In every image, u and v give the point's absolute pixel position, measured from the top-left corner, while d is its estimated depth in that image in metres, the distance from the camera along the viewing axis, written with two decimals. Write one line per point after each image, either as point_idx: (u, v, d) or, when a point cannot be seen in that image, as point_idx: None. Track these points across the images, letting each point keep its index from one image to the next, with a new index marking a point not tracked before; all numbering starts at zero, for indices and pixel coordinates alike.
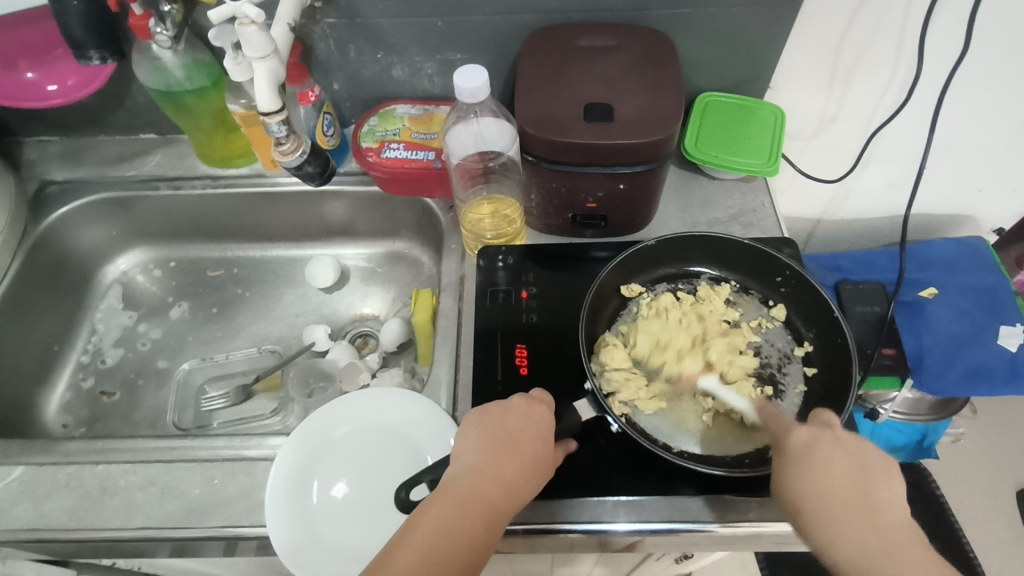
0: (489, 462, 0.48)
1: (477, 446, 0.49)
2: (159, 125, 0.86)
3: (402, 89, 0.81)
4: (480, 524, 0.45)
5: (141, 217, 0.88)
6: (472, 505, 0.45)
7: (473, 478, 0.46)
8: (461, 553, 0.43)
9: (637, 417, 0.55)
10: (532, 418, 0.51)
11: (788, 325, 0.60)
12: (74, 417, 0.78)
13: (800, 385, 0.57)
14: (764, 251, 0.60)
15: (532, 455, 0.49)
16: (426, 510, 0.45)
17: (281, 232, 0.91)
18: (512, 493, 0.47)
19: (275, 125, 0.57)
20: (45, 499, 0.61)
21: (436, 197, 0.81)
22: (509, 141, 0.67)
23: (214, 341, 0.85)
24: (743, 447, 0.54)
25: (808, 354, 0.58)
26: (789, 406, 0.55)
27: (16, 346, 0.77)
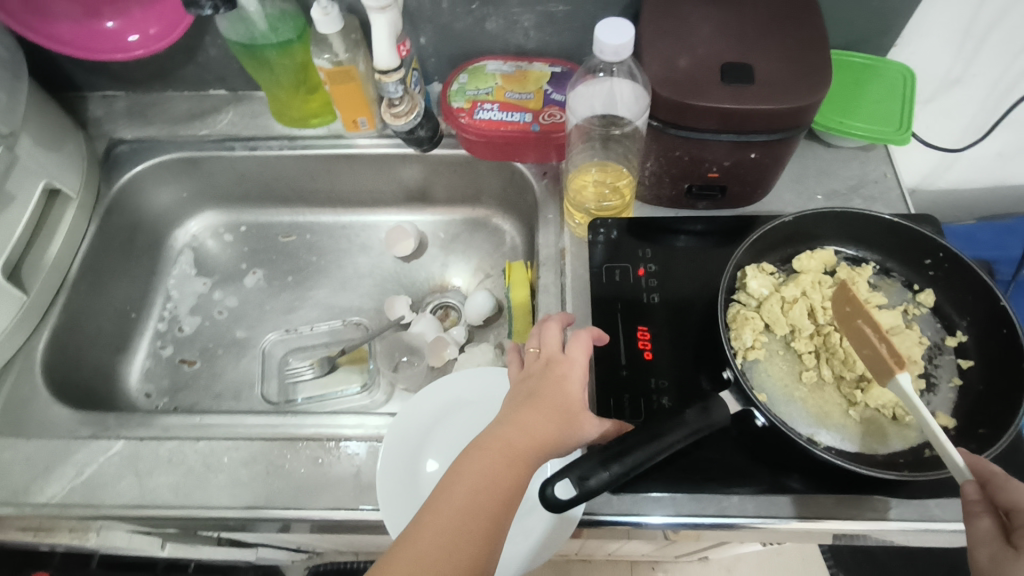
0: (525, 407, 0.47)
1: (514, 396, 0.48)
2: (230, 81, 0.81)
3: (494, 43, 0.75)
4: (523, 459, 0.44)
5: (213, 178, 0.84)
6: (507, 457, 0.44)
7: (509, 424, 0.46)
8: (498, 495, 0.43)
9: (779, 409, 0.51)
10: (564, 362, 0.50)
11: (936, 312, 0.56)
12: (155, 386, 0.77)
13: (955, 378, 0.52)
14: (916, 232, 0.55)
15: (570, 395, 0.48)
16: (466, 462, 0.44)
17: (356, 197, 0.87)
18: (547, 449, 0.45)
19: (393, 83, 0.57)
20: (147, 474, 0.60)
21: (528, 161, 0.75)
22: (638, 112, 0.60)
23: (292, 310, 0.82)
24: (895, 446, 0.50)
25: (962, 344, 0.54)
26: (942, 402, 0.52)
27: (95, 313, 0.75)
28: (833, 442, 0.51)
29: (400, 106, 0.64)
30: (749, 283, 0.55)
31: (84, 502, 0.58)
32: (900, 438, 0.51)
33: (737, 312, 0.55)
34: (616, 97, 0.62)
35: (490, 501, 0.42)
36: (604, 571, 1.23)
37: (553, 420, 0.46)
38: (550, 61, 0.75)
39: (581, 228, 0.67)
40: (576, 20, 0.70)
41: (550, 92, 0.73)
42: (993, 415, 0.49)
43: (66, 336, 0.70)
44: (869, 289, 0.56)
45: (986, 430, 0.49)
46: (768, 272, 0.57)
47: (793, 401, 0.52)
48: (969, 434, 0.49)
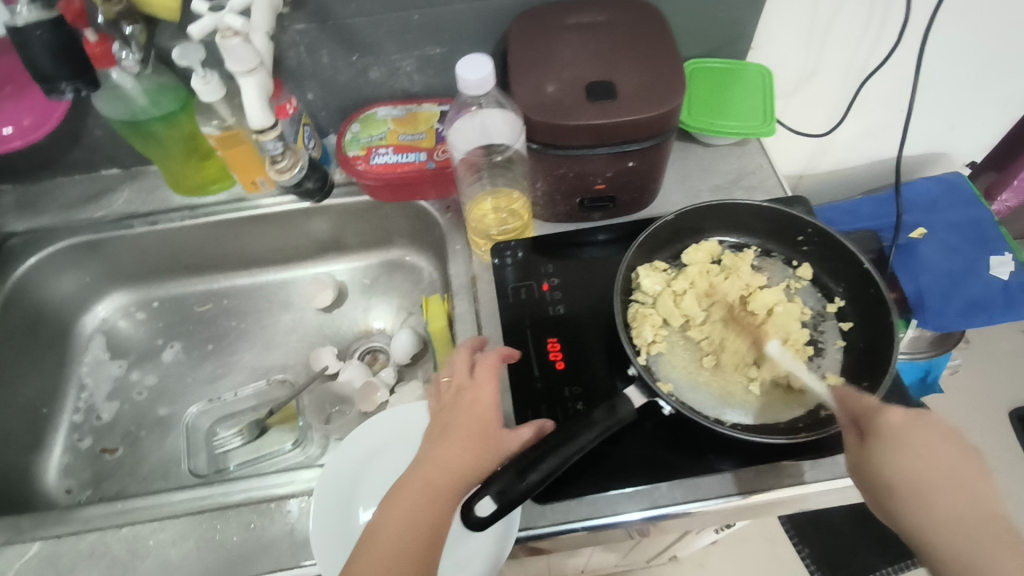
0: (441, 441, 0.49)
1: (431, 431, 0.50)
2: (122, 159, 0.80)
3: (380, 90, 0.77)
4: (443, 495, 0.46)
5: (116, 258, 0.82)
6: (427, 496, 0.46)
7: (426, 461, 0.47)
8: (421, 533, 0.45)
9: (683, 395, 0.54)
10: (472, 389, 0.52)
11: (816, 283, 0.60)
12: (77, 480, 0.73)
13: (839, 340, 0.57)
14: (784, 212, 0.60)
15: (483, 421, 0.50)
16: (390, 506, 0.46)
17: (268, 256, 0.87)
18: (465, 479, 0.47)
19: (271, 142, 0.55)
20: (69, 572, 0.57)
21: (430, 198, 0.78)
22: (513, 133, 0.65)
23: (216, 379, 0.81)
24: (794, 412, 0.54)
25: (842, 309, 0.58)
26: (830, 364, 0.56)
27: (1, 415, 0.71)
28: (737, 419, 0.53)
29: (283, 162, 0.60)
30: (642, 282, 0.59)
31: None
32: (795, 405, 0.54)
33: (636, 309, 0.58)
34: (488, 127, 0.65)
35: (415, 542, 0.44)
36: None
37: (469, 450, 0.48)
38: (437, 101, 0.79)
39: (487, 254, 0.69)
40: (453, 59, 0.74)
41: (441, 130, 0.76)
42: (873, 368, 0.53)
43: None
44: (751, 271, 0.61)
45: (869, 382, 0.53)
46: (660, 269, 0.61)
47: (697, 386, 0.55)
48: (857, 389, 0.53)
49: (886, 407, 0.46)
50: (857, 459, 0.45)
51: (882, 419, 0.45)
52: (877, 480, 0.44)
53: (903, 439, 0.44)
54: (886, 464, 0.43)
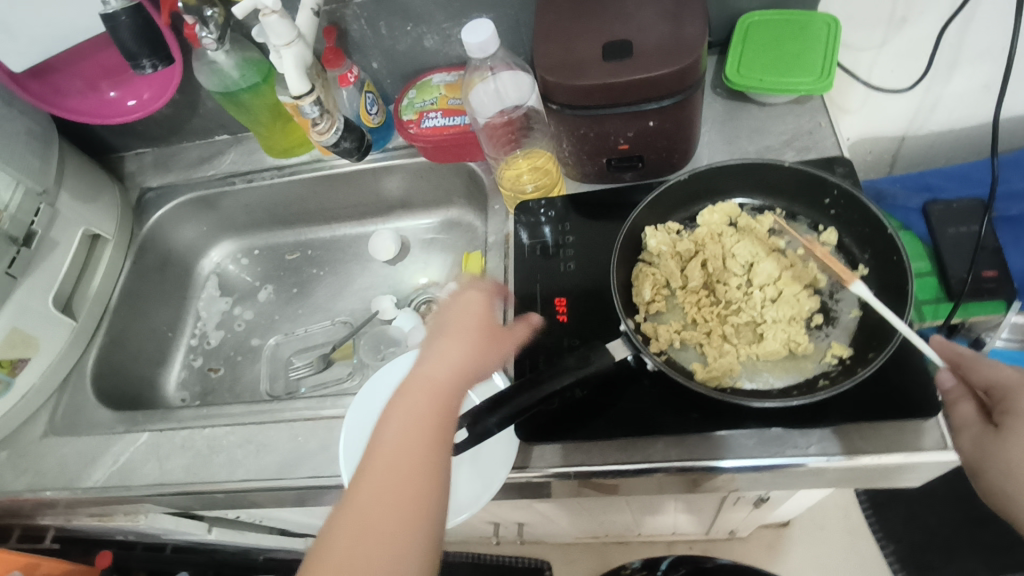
0: (440, 337, 0.52)
1: (431, 333, 0.54)
2: (229, 126, 0.94)
3: (436, 58, 0.83)
4: (449, 387, 0.49)
5: (226, 211, 0.97)
6: (433, 386, 0.49)
7: (434, 359, 0.50)
8: (430, 420, 0.47)
9: (676, 356, 0.59)
10: (464, 297, 0.56)
11: (840, 249, 0.62)
12: (189, 391, 0.90)
13: (852, 311, 0.59)
14: (808, 174, 0.61)
15: (480, 325, 0.54)
16: (398, 399, 0.48)
17: (346, 212, 0.98)
18: (466, 373, 0.50)
19: (308, 105, 0.71)
20: (165, 458, 0.71)
21: (479, 161, 0.83)
22: (529, 93, 0.72)
23: (297, 317, 0.94)
24: (790, 378, 0.57)
25: (865, 278, 0.60)
26: (841, 332, 0.58)
27: (137, 334, 0.89)
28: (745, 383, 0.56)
29: (322, 124, 0.74)
30: (648, 242, 0.63)
31: (119, 484, 0.70)
32: (803, 373, 0.57)
33: (643, 269, 0.63)
34: (502, 96, 0.72)
35: (425, 429, 0.47)
36: (640, 553, 1.25)
37: (470, 349, 0.52)
38: None
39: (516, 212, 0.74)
40: (499, 25, 0.77)
41: None
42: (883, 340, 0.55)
43: (111, 352, 0.84)
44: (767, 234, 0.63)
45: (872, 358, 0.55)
46: (672, 229, 0.65)
47: (693, 346, 0.59)
48: (863, 360, 0.55)
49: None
50: (987, 447, 0.46)
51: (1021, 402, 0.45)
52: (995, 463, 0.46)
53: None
54: (1013, 453, 0.44)
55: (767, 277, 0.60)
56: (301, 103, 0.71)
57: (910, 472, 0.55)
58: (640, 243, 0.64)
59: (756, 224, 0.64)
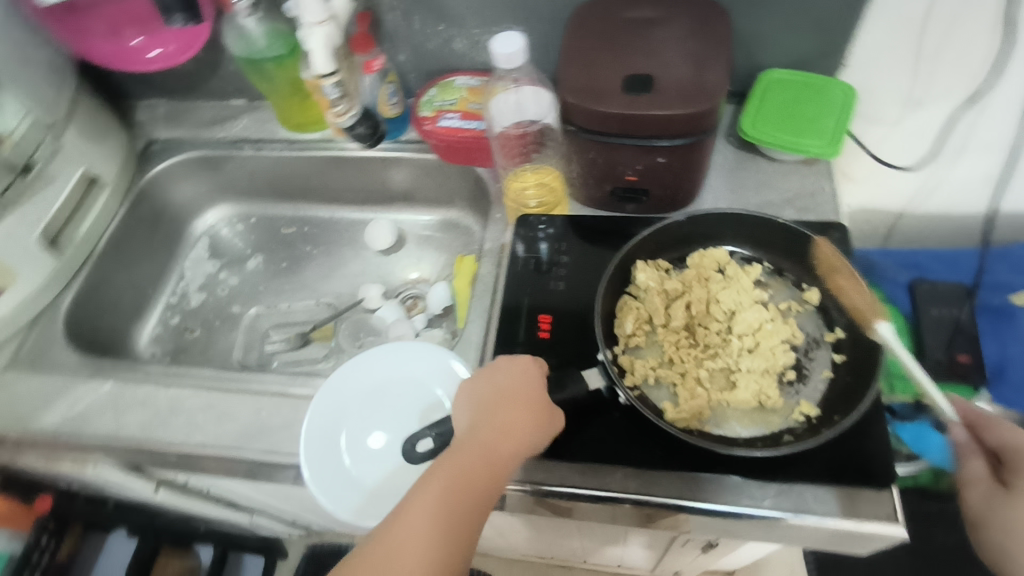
0: (501, 402, 0.54)
1: (489, 392, 0.55)
2: (247, 92, 0.95)
3: (462, 62, 0.84)
4: (499, 460, 0.51)
5: (229, 175, 0.97)
6: (485, 457, 0.50)
7: (492, 427, 0.52)
8: (476, 492, 0.49)
9: (647, 391, 0.59)
10: (525, 366, 0.57)
11: (821, 311, 0.63)
12: (160, 348, 0.89)
13: (824, 372, 0.59)
14: (801, 233, 0.63)
15: (536, 400, 0.55)
16: (451, 459, 0.50)
17: (348, 196, 0.98)
18: (516, 447, 0.52)
19: (329, 85, 0.71)
20: (125, 411, 0.71)
21: (490, 167, 0.84)
22: (545, 109, 0.75)
23: (282, 291, 0.94)
24: (755, 429, 0.57)
25: (839, 341, 0.61)
26: (812, 390, 0.58)
27: (118, 283, 0.88)
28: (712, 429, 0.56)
29: (341, 108, 0.76)
30: (636, 276, 0.63)
31: (72, 432, 0.69)
32: (770, 427, 0.57)
33: (628, 301, 0.63)
34: (523, 107, 0.74)
35: (468, 498, 0.49)
36: None
37: (526, 425, 0.53)
38: None
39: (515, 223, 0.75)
40: (529, 40, 0.79)
41: None
42: (850, 404, 0.56)
43: (89, 297, 0.83)
44: (752, 285, 0.64)
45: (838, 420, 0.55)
46: (661, 267, 0.65)
47: (666, 384, 0.59)
48: (828, 421, 0.56)
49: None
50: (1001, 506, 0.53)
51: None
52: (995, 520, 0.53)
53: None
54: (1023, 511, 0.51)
55: (748, 327, 0.61)
56: (323, 84, 0.71)
57: (856, 541, 0.55)
58: (630, 274, 0.64)
59: (743, 274, 0.65)
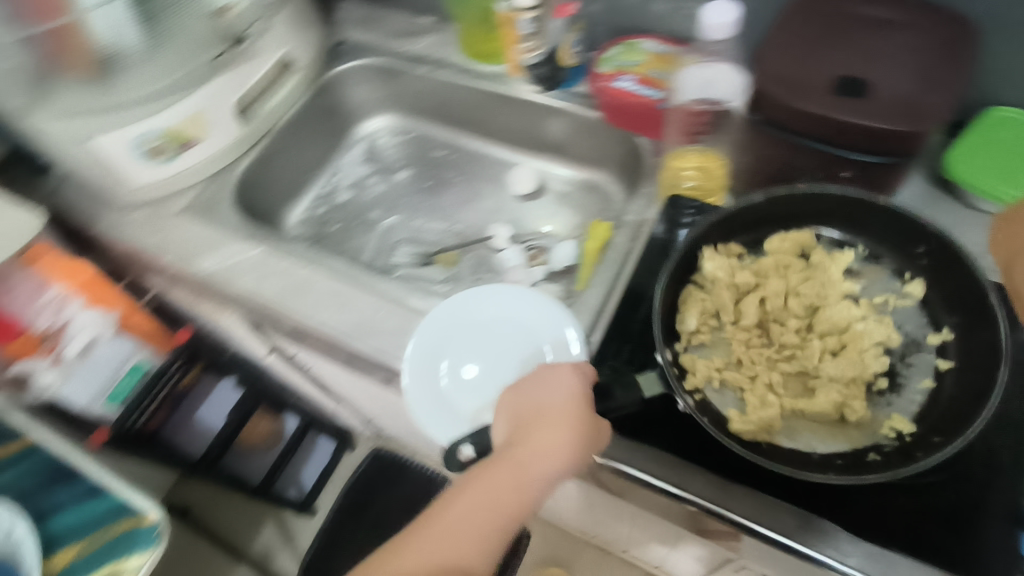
0: (536, 418, 0.53)
1: (526, 408, 0.54)
2: (439, 12, 0.98)
3: (657, 26, 0.81)
4: (527, 482, 0.50)
5: (401, 88, 1.02)
6: (512, 479, 0.50)
7: (522, 446, 0.51)
8: (501, 514, 0.49)
9: (710, 394, 0.58)
10: (567, 380, 0.55)
11: (922, 304, 0.61)
12: (304, 231, 0.97)
13: (923, 381, 0.57)
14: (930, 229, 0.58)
15: (575, 417, 0.53)
16: (477, 478, 0.50)
17: (503, 135, 1.00)
18: (549, 467, 0.51)
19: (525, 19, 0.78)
20: (267, 276, 0.78)
21: (654, 138, 0.81)
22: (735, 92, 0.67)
23: (420, 208, 0.98)
24: (837, 447, 0.55)
25: (945, 343, 0.58)
26: (906, 402, 0.57)
27: (285, 163, 0.96)
28: (783, 441, 0.55)
29: (537, 48, 0.82)
30: (704, 265, 0.63)
31: (221, 280, 0.78)
32: (853, 442, 0.55)
33: (692, 293, 0.62)
34: (712, 86, 0.67)
35: (491, 519, 0.49)
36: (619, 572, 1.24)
37: (562, 443, 0.52)
38: None
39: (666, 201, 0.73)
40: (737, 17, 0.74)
41: None
42: (949, 427, 0.53)
43: (259, 169, 0.92)
44: (840, 276, 0.62)
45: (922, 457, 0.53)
46: (734, 254, 0.65)
47: (731, 389, 0.58)
48: (924, 442, 0.54)
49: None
50: None
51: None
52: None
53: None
54: None
55: (833, 328, 0.60)
56: (520, 16, 0.78)
57: None
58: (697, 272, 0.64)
59: (828, 258, 0.63)
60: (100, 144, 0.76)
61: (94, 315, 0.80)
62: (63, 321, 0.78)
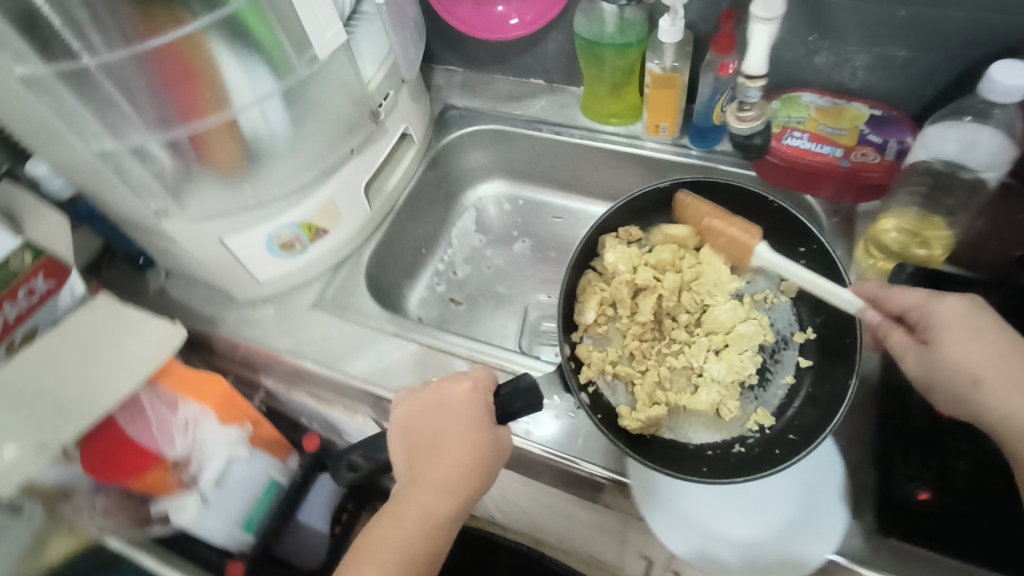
0: (444, 460, 0.58)
1: (426, 441, 0.59)
2: (551, 74, 0.92)
3: (815, 77, 0.76)
4: (437, 522, 0.56)
5: (513, 154, 0.96)
6: (411, 519, 0.56)
7: (425, 489, 0.57)
8: (415, 557, 0.55)
9: (603, 386, 0.67)
10: (462, 399, 0.60)
11: (793, 305, 0.71)
12: (427, 313, 0.90)
13: (788, 375, 0.68)
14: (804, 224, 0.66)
15: (465, 446, 0.58)
16: (397, 531, 0.55)
17: (627, 196, 0.94)
18: (450, 499, 0.57)
19: (753, 89, 0.66)
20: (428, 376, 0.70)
21: (822, 197, 0.76)
22: (993, 163, 0.59)
23: (549, 280, 0.91)
24: (708, 437, 0.65)
25: (806, 341, 0.69)
26: (771, 395, 0.67)
27: (402, 242, 0.89)
28: (665, 433, 0.64)
29: (749, 112, 0.70)
30: (607, 257, 0.71)
31: (380, 385, 0.70)
32: (723, 433, 0.65)
33: (589, 279, 0.71)
34: (980, 146, 0.59)
35: (409, 564, 0.54)
36: None
37: (455, 476, 0.57)
38: (871, 104, 0.74)
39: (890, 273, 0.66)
40: (918, 67, 0.69)
41: (867, 132, 0.73)
42: (805, 426, 0.63)
43: (383, 252, 0.85)
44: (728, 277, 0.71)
45: (780, 451, 0.62)
46: (631, 238, 0.73)
47: (625, 382, 0.67)
48: (780, 438, 0.64)
49: (942, 301, 0.53)
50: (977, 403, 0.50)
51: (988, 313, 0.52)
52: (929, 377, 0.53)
53: (946, 329, 0.52)
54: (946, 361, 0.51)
55: (716, 329, 0.69)
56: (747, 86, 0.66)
57: None
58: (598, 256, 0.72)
59: (716, 257, 0.71)
60: (232, 244, 0.67)
61: (227, 433, 0.73)
62: (196, 447, 0.72)
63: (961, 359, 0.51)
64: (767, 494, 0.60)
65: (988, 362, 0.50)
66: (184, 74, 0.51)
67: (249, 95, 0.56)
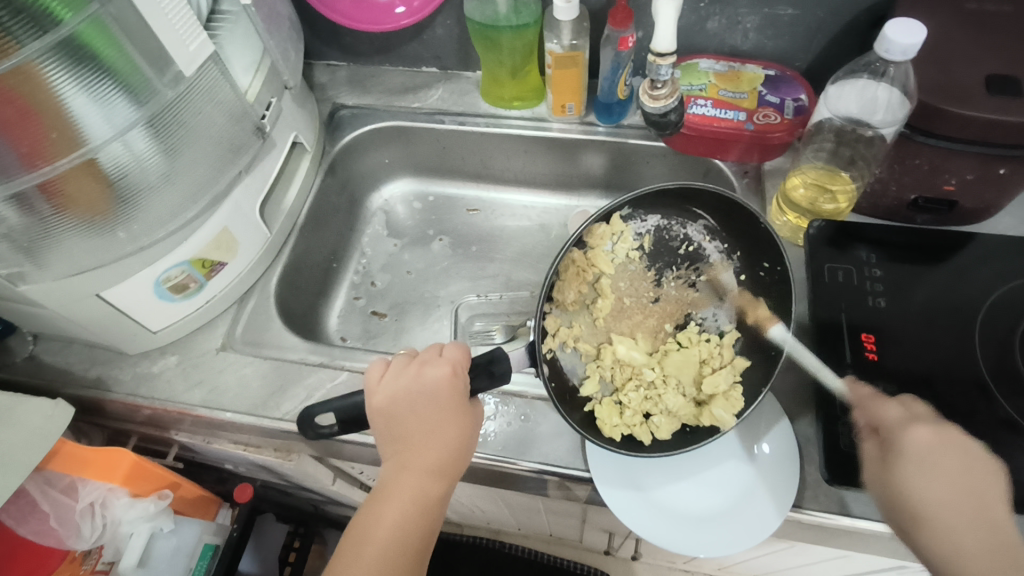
0: (430, 441, 0.52)
1: (404, 423, 0.53)
2: (444, 60, 0.87)
3: (709, 43, 0.76)
4: (430, 505, 0.51)
5: (416, 148, 0.90)
6: (401, 503, 0.50)
7: (412, 470, 0.52)
8: (413, 543, 0.50)
9: (559, 354, 0.63)
10: (441, 380, 0.54)
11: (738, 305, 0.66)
12: (350, 331, 0.83)
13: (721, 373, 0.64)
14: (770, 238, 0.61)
15: (450, 426, 0.53)
16: (383, 515, 0.50)
17: (540, 179, 0.91)
18: (438, 481, 0.52)
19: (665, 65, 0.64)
20: None
21: (730, 160, 0.76)
22: (889, 120, 0.60)
23: (474, 276, 0.88)
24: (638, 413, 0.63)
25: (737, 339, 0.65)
26: None
27: (311, 260, 0.81)
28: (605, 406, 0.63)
29: (661, 90, 0.68)
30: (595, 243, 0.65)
31: None
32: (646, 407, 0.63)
33: (573, 258, 0.63)
34: (878, 102, 0.61)
35: (403, 549, 0.49)
36: None
37: (440, 456, 0.52)
38: (764, 64, 0.76)
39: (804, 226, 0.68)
40: (804, 24, 0.71)
41: (765, 93, 0.73)
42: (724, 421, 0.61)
43: (291, 274, 0.77)
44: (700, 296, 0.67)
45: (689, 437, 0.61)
46: (614, 230, 0.67)
47: (577, 351, 0.64)
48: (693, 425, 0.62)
49: (912, 426, 0.50)
50: (886, 479, 0.50)
51: (962, 441, 0.50)
52: (881, 476, 0.51)
53: (915, 458, 0.49)
54: (910, 479, 0.49)
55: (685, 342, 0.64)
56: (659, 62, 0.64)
57: None
58: (589, 233, 0.64)
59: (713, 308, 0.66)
60: (112, 295, 0.58)
61: (143, 507, 0.64)
62: (107, 531, 0.64)
63: (929, 492, 0.48)
64: (726, 469, 0.60)
65: (949, 501, 0.48)
66: (19, 113, 0.44)
67: (107, 128, 0.50)
